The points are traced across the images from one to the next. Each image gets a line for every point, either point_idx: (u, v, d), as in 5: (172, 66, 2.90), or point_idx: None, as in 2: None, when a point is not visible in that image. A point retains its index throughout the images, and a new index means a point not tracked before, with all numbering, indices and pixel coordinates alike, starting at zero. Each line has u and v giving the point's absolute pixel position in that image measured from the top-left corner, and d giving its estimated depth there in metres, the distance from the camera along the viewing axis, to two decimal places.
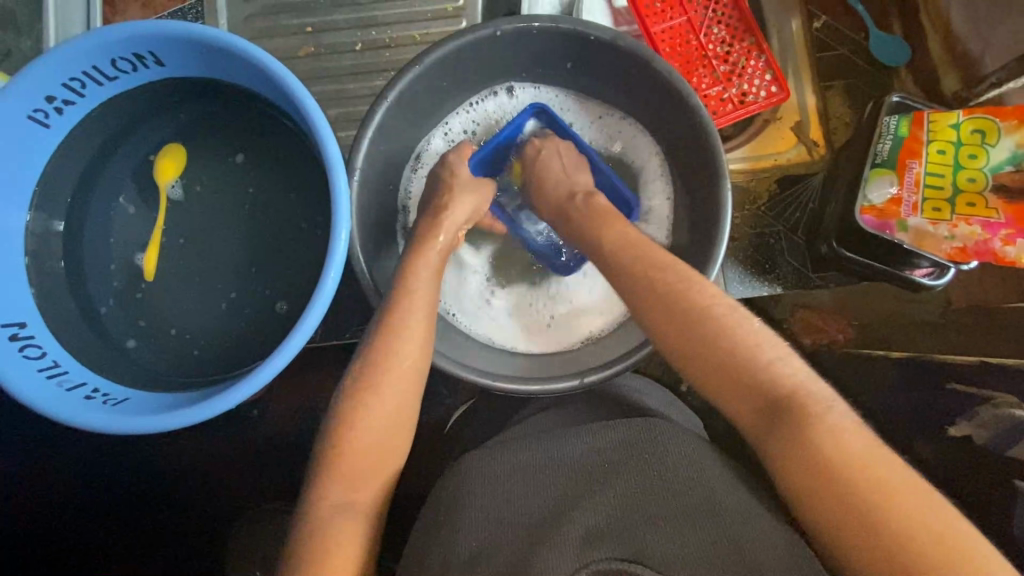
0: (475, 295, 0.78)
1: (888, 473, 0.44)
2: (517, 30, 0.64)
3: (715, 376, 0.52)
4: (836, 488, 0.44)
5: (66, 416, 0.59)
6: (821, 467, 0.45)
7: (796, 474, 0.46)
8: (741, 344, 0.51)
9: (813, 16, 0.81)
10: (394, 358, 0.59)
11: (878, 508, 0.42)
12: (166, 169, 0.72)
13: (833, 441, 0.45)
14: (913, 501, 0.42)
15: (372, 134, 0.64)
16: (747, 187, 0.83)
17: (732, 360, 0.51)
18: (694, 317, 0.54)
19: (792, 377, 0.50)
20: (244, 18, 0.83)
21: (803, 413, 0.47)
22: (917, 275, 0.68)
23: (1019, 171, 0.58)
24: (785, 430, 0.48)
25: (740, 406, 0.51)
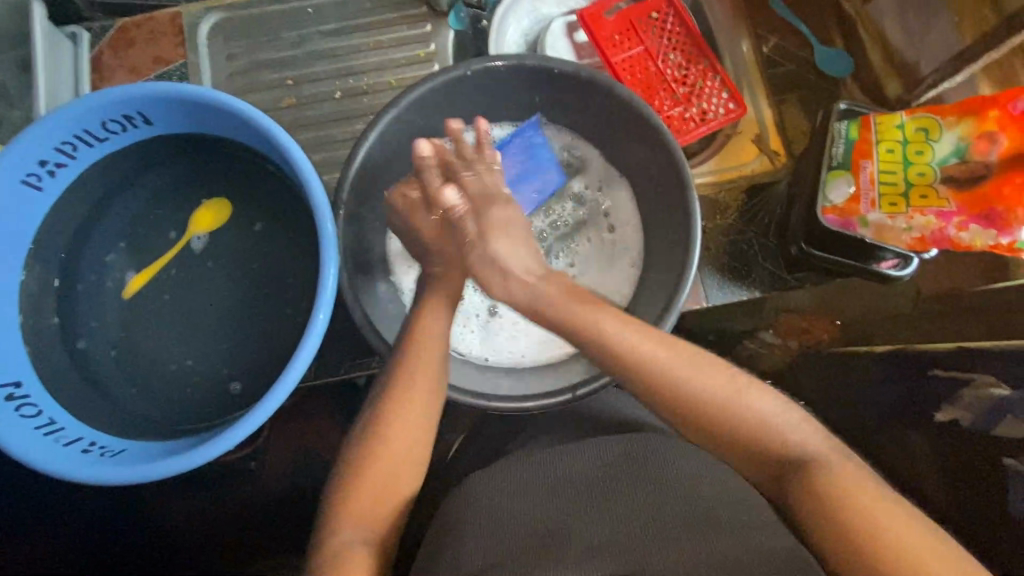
0: (494, 321, 0.80)
1: (881, 511, 0.46)
2: (485, 69, 0.68)
3: (724, 447, 0.56)
4: (837, 534, 0.46)
5: (64, 472, 0.59)
6: (823, 516, 0.47)
7: (806, 526, 0.49)
8: (733, 411, 0.55)
9: (759, 37, 0.87)
10: (409, 389, 0.61)
11: (866, 532, 0.45)
12: (203, 218, 0.75)
13: (827, 491, 0.48)
14: (903, 533, 0.44)
15: (355, 174, 0.67)
16: (716, 198, 0.87)
17: (730, 428, 0.55)
18: (681, 399, 0.56)
19: (788, 433, 0.54)
20: (228, 76, 0.88)
21: (802, 467, 0.51)
22: (884, 267, 0.71)
23: (963, 163, 0.62)
24: (790, 487, 0.51)
25: (747, 471, 0.55)
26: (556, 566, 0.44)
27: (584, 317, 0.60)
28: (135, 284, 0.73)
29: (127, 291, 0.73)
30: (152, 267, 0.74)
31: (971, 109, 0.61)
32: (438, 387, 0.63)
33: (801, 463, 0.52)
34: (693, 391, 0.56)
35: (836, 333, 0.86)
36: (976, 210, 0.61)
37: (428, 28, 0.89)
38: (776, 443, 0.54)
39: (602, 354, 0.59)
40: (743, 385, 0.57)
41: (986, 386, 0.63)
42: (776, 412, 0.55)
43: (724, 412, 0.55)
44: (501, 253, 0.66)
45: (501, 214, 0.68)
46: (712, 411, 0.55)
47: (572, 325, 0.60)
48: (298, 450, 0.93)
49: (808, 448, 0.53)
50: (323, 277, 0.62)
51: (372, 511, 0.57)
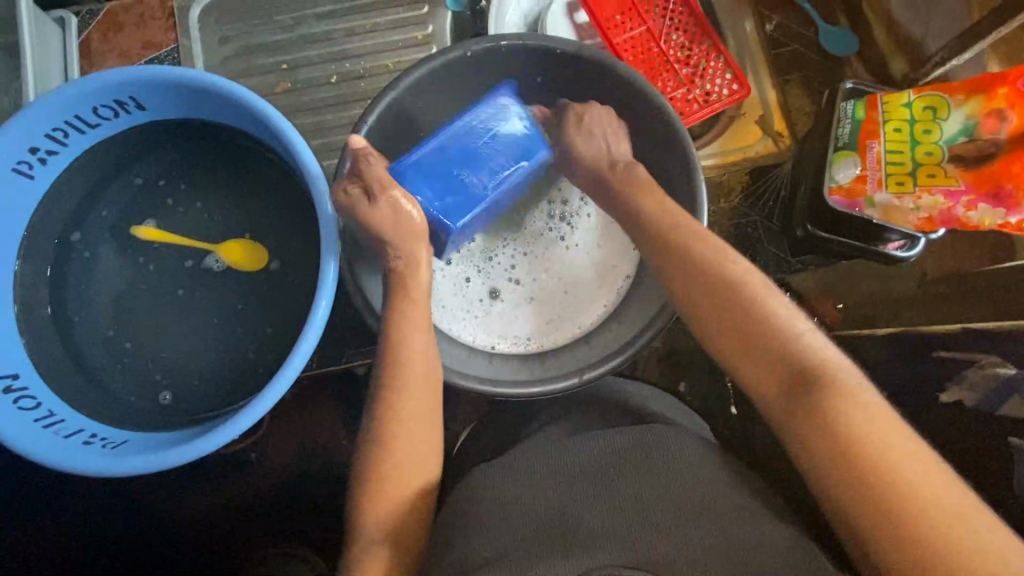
0: (495, 307, 0.78)
1: (896, 443, 0.44)
2: (486, 49, 0.67)
3: (741, 343, 0.53)
4: (847, 445, 0.45)
5: (66, 464, 0.58)
6: (823, 427, 0.46)
7: (806, 434, 0.47)
8: (756, 310, 0.54)
9: (763, 17, 0.86)
10: (409, 383, 0.61)
11: (864, 457, 0.44)
12: (234, 253, 0.72)
13: (846, 406, 0.46)
14: (908, 463, 0.43)
15: (354, 157, 0.66)
16: (720, 180, 0.86)
17: (750, 328, 0.53)
18: (716, 295, 0.56)
19: (809, 341, 0.52)
20: (220, 61, 0.86)
21: (823, 377, 0.49)
22: (891, 247, 0.71)
23: (971, 142, 0.61)
24: (802, 392, 0.49)
25: (755, 369, 0.53)
26: (567, 555, 0.44)
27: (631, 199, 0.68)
28: (149, 233, 0.71)
29: (140, 229, 0.71)
30: (172, 234, 0.72)
31: (980, 86, 0.60)
32: (434, 372, 0.62)
33: (820, 370, 0.49)
34: (720, 292, 0.56)
35: (839, 316, 0.85)
36: (984, 189, 0.60)
37: (425, 10, 0.87)
38: (795, 350, 0.51)
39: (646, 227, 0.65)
40: (772, 297, 0.55)
41: (992, 366, 0.63)
42: (799, 325, 0.53)
43: (745, 308, 0.54)
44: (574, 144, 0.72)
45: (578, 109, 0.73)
46: (742, 308, 0.54)
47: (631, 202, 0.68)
48: (300, 440, 0.92)
49: (830, 363, 0.50)
50: (324, 263, 0.61)
51: (385, 501, 0.57)
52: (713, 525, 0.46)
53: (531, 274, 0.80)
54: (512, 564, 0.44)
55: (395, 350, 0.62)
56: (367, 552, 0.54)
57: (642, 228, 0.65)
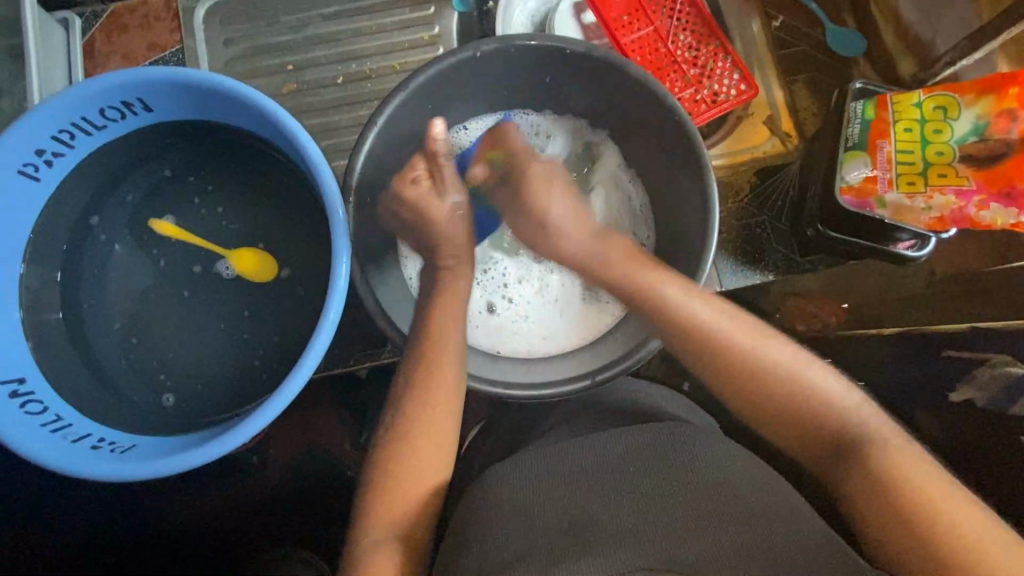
0: (495, 320, 0.78)
1: (937, 494, 0.50)
2: (497, 50, 0.67)
3: (786, 419, 0.60)
4: (890, 505, 0.51)
5: (76, 469, 0.57)
6: (875, 488, 0.53)
7: (856, 495, 0.54)
8: (791, 383, 0.60)
9: (770, 17, 0.86)
10: (431, 385, 0.61)
11: (913, 510, 0.50)
12: (246, 261, 0.72)
13: (890, 468, 0.53)
14: (952, 509, 0.49)
15: (364, 159, 0.66)
16: (728, 181, 0.85)
17: (790, 405, 0.60)
18: (741, 370, 0.62)
19: (848, 407, 0.58)
20: (225, 62, 0.85)
21: (866, 444, 0.55)
22: (901, 247, 0.71)
23: (982, 141, 0.61)
24: (848, 459, 0.56)
25: (799, 440, 0.60)
26: (589, 556, 0.43)
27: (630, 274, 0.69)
28: (167, 228, 0.71)
29: (157, 223, 0.71)
30: (188, 234, 0.72)
31: (990, 86, 0.61)
32: (461, 375, 0.62)
33: (865, 436, 0.56)
34: (743, 362, 0.62)
35: (845, 316, 0.85)
36: (995, 188, 0.60)
37: (431, 10, 0.86)
38: (832, 418, 0.58)
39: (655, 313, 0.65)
40: (807, 368, 0.61)
41: (1005, 365, 0.63)
42: (839, 389, 0.60)
43: (782, 381, 0.60)
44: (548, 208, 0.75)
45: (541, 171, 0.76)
46: (776, 377, 0.61)
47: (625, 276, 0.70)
48: (307, 443, 0.92)
49: (870, 428, 0.57)
50: (335, 265, 0.61)
51: (399, 503, 0.57)
52: (733, 526, 0.46)
53: (537, 282, 0.81)
54: (533, 566, 0.44)
55: (421, 354, 0.61)
56: (380, 554, 0.54)
57: (633, 301, 0.68)
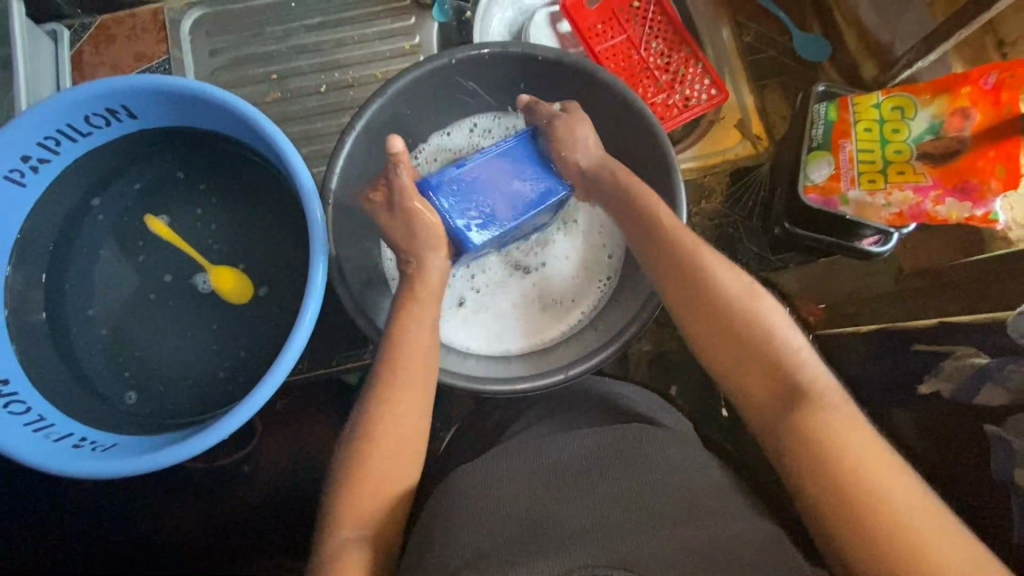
0: (467, 325, 0.79)
1: (873, 457, 0.48)
2: (470, 57, 0.69)
3: (735, 351, 0.57)
4: (821, 453, 0.49)
5: (56, 467, 0.58)
6: (812, 442, 0.50)
7: (797, 445, 0.50)
8: (752, 321, 0.57)
9: (739, 25, 0.89)
10: (399, 381, 0.62)
11: (845, 476, 0.47)
12: (223, 279, 0.72)
13: (834, 427, 0.50)
14: (890, 484, 0.46)
15: (344, 162, 0.68)
16: (700, 182, 0.88)
17: (753, 342, 0.56)
18: (707, 299, 0.59)
19: (803, 357, 0.56)
20: (210, 72, 0.88)
21: (817, 399, 0.52)
22: (866, 243, 0.73)
23: (938, 139, 0.63)
24: (795, 404, 0.52)
25: (751, 382, 0.56)
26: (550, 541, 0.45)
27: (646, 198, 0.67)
28: (156, 225, 0.72)
29: (151, 219, 0.71)
30: (177, 237, 0.72)
31: (944, 87, 0.63)
32: (430, 370, 0.64)
33: (816, 390, 0.53)
34: (709, 292, 0.59)
35: (822, 315, 0.88)
36: (951, 183, 0.62)
37: (412, 21, 0.89)
38: (791, 365, 0.55)
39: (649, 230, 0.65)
40: (774, 315, 0.58)
41: (967, 356, 0.64)
42: (798, 344, 0.56)
43: (741, 320, 0.57)
44: (582, 137, 0.71)
45: (564, 117, 0.71)
46: (732, 312, 0.58)
47: (621, 185, 0.69)
48: (290, 446, 0.93)
49: (822, 382, 0.54)
50: (312, 264, 0.62)
51: (371, 497, 0.57)
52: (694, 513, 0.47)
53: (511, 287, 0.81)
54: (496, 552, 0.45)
55: (388, 350, 0.63)
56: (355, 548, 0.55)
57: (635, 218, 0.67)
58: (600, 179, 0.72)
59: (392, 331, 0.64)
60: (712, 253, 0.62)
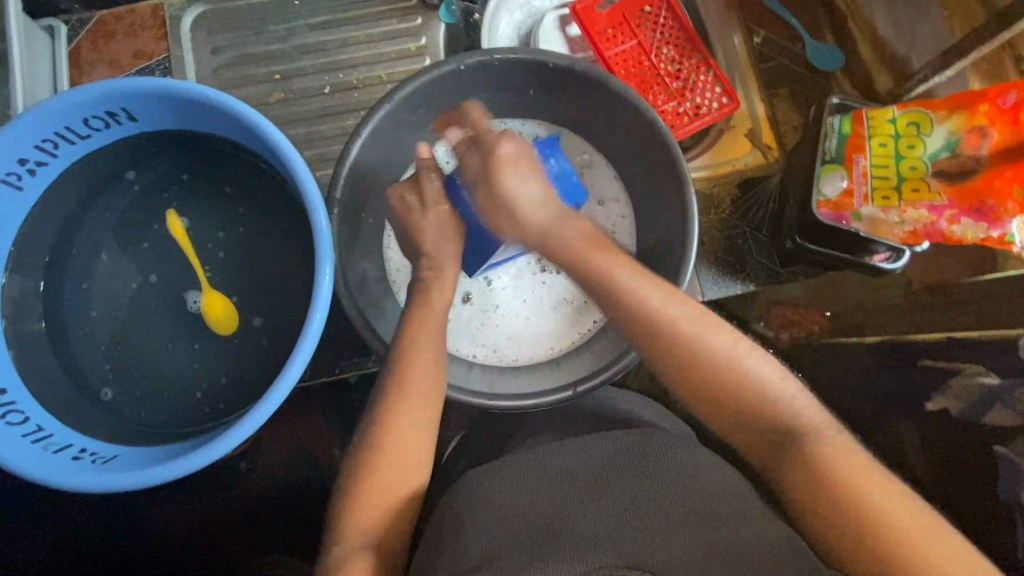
0: (471, 328, 0.79)
1: (888, 498, 0.46)
2: (480, 62, 0.67)
3: (725, 414, 0.55)
4: (826, 495, 0.48)
5: (55, 480, 0.57)
6: (823, 494, 0.48)
7: (811, 500, 0.49)
8: (738, 375, 0.55)
9: (751, 31, 0.87)
10: (406, 394, 0.61)
11: (866, 524, 0.46)
12: (215, 307, 0.71)
13: (834, 466, 0.49)
14: (906, 520, 0.45)
15: (348, 170, 0.66)
16: (709, 193, 0.86)
17: (740, 398, 0.54)
18: (691, 363, 0.56)
19: (792, 403, 0.54)
20: (211, 71, 0.86)
21: (814, 443, 0.51)
22: (876, 259, 0.72)
23: (954, 156, 0.62)
24: (798, 454, 0.51)
25: (747, 436, 0.55)
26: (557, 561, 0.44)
27: (593, 249, 0.62)
28: (174, 227, 0.72)
29: (173, 218, 0.72)
30: (186, 249, 0.72)
31: (962, 103, 0.62)
32: (437, 386, 0.62)
33: (803, 426, 0.52)
34: (687, 357, 0.56)
35: (827, 323, 0.88)
36: (966, 203, 0.61)
37: (418, 22, 0.87)
38: (784, 414, 0.53)
39: (614, 298, 0.59)
40: (758, 361, 0.56)
41: (975, 375, 0.63)
42: (776, 379, 0.55)
43: (727, 378, 0.55)
44: (511, 190, 0.65)
45: (511, 150, 0.66)
46: (717, 371, 0.55)
47: (583, 263, 0.61)
48: (289, 451, 0.91)
49: (811, 421, 0.52)
50: (317, 275, 0.61)
51: (376, 508, 0.57)
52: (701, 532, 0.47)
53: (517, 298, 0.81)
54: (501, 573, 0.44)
55: (399, 362, 0.62)
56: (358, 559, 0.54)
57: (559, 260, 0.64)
58: (549, 238, 0.64)
59: (398, 345, 0.64)
60: (689, 309, 0.58)
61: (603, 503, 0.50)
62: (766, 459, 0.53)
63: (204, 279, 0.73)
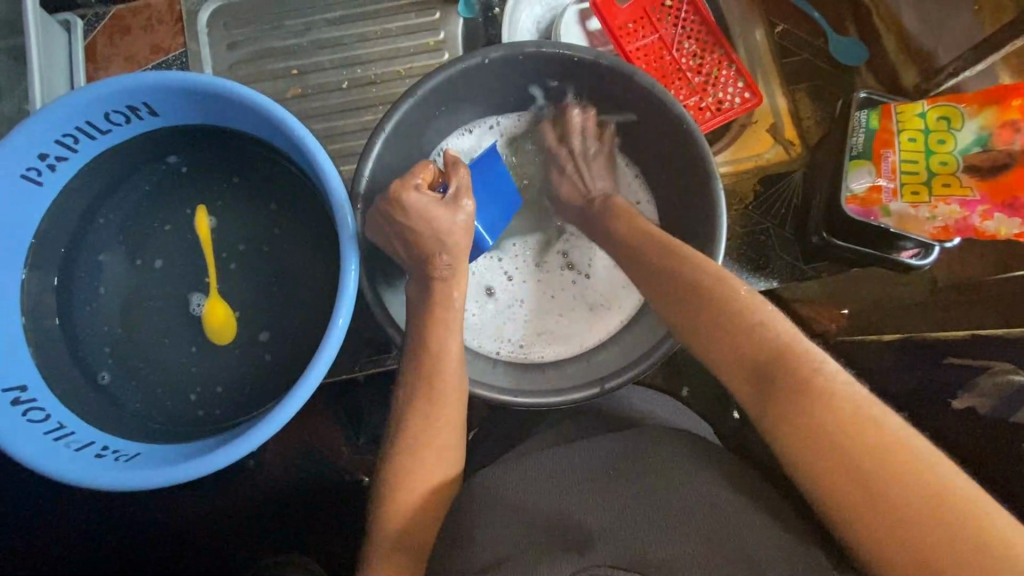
0: (493, 321, 0.79)
1: (873, 424, 0.42)
2: (504, 56, 0.66)
3: (740, 366, 0.50)
4: (801, 424, 0.45)
5: (78, 478, 0.57)
6: (796, 422, 0.45)
7: (784, 432, 0.46)
8: (719, 301, 0.54)
9: (773, 25, 0.87)
10: (432, 390, 0.60)
11: (841, 449, 0.42)
12: (215, 314, 0.71)
13: (811, 391, 0.45)
14: (887, 447, 0.41)
15: (372, 165, 0.66)
16: (733, 189, 0.86)
17: (718, 321, 0.53)
18: (676, 288, 0.58)
19: (771, 327, 0.51)
20: (229, 65, 0.85)
21: (789, 364, 0.48)
22: (905, 255, 0.71)
23: (986, 152, 0.62)
24: (771, 377, 0.48)
25: (726, 361, 0.52)
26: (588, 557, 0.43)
27: (613, 218, 0.71)
28: (200, 227, 0.71)
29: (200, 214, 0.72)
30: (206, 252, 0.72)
31: (993, 98, 0.61)
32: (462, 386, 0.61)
33: (780, 350, 0.49)
34: (673, 284, 0.58)
35: (844, 321, 0.86)
36: (999, 199, 0.61)
37: (437, 16, 0.86)
38: (760, 338, 0.50)
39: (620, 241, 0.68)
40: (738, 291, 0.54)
41: (1004, 373, 0.62)
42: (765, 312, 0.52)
43: (708, 303, 0.54)
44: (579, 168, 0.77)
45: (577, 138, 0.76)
46: (695, 297, 0.56)
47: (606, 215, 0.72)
48: (306, 448, 0.90)
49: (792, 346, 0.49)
50: (343, 271, 0.60)
51: (396, 502, 0.56)
52: (729, 525, 0.46)
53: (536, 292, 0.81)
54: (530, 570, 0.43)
55: (424, 359, 0.61)
56: (378, 553, 0.54)
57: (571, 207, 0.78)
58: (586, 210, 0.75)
59: (417, 341, 0.63)
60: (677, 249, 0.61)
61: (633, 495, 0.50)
62: (742, 384, 0.51)
63: (213, 283, 0.71)
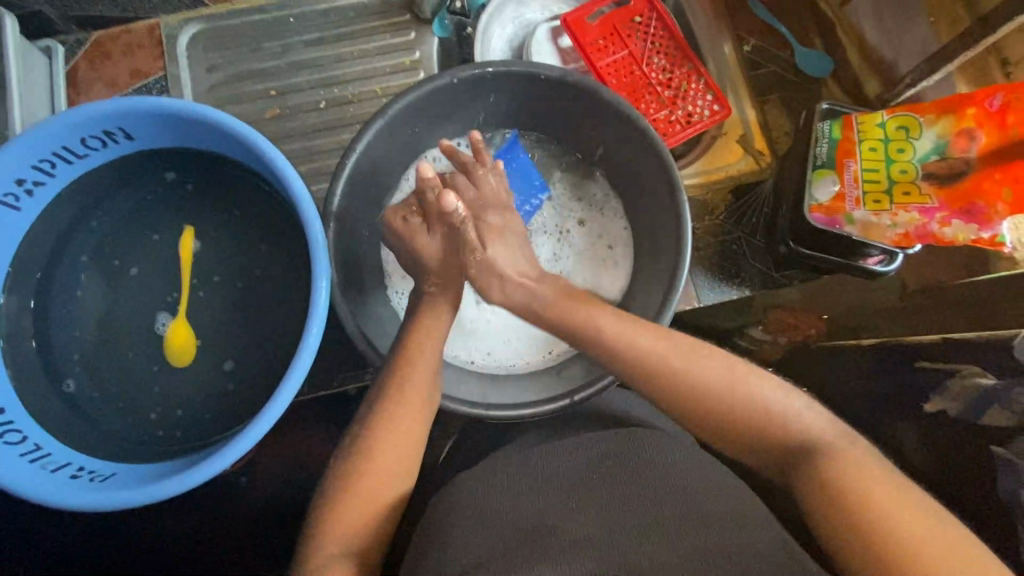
0: (472, 335, 0.80)
1: (911, 512, 0.44)
2: (472, 76, 0.68)
3: (774, 455, 0.53)
4: (845, 518, 0.45)
5: (51, 499, 0.57)
6: (841, 514, 0.46)
7: (830, 533, 0.46)
8: (735, 398, 0.55)
9: (741, 39, 0.89)
10: (403, 403, 0.60)
11: (890, 546, 0.42)
12: (176, 337, 0.72)
13: (850, 481, 0.46)
14: (929, 537, 0.42)
15: (344, 184, 0.67)
16: (704, 199, 0.88)
17: (740, 419, 0.54)
18: (689, 390, 0.56)
19: (792, 418, 0.53)
20: (207, 88, 0.87)
21: (821, 452, 0.50)
22: (870, 263, 0.73)
23: (943, 160, 0.63)
24: (806, 466, 0.50)
25: (756, 461, 0.55)
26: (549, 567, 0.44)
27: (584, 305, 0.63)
28: (184, 250, 0.73)
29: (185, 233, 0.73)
30: (182, 273, 0.73)
31: (949, 107, 0.63)
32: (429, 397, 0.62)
33: (809, 443, 0.51)
34: (682, 384, 0.56)
35: (823, 327, 0.85)
36: (957, 206, 0.62)
37: (412, 36, 0.88)
38: (781, 431, 0.53)
39: (592, 343, 0.61)
40: (756, 380, 0.56)
41: (973, 376, 0.62)
42: (781, 399, 0.54)
43: (724, 393, 0.55)
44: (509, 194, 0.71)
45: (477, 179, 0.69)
46: (701, 389, 0.55)
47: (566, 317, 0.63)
48: (287, 464, 0.91)
49: (820, 436, 0.51)
50: (314, 287, 0.61)
51: (367, 516, 0.56)
52: (689, 531, 0.46)
53: None
54: None
55: (396, 372, 0.62)
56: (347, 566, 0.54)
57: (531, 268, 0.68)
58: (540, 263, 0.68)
59: (393, 356, 0.64)
60: (673, 342, 0.59)
61: (596, 505, 0.50)
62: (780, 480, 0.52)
63: (182, 308, 0.73)
